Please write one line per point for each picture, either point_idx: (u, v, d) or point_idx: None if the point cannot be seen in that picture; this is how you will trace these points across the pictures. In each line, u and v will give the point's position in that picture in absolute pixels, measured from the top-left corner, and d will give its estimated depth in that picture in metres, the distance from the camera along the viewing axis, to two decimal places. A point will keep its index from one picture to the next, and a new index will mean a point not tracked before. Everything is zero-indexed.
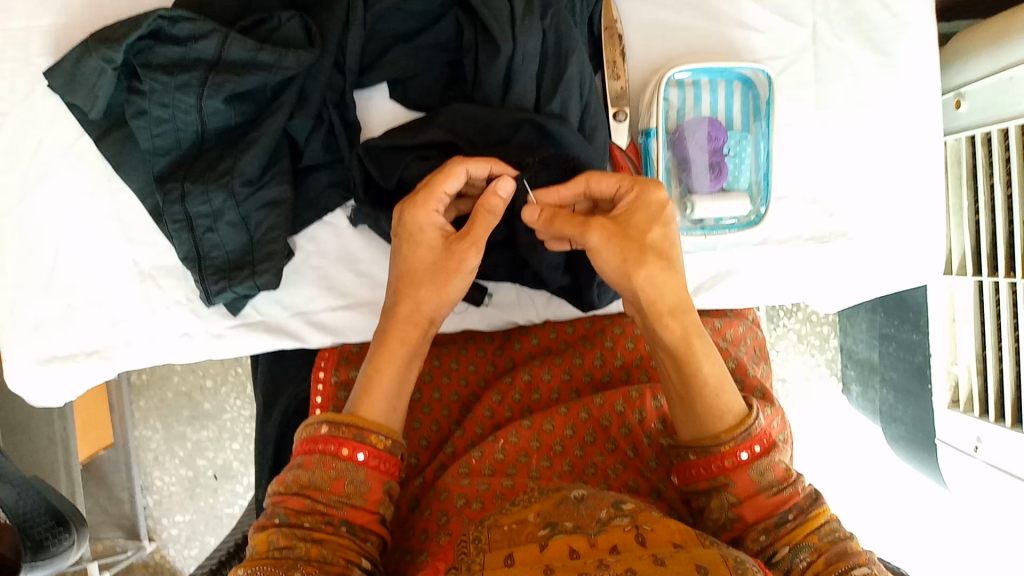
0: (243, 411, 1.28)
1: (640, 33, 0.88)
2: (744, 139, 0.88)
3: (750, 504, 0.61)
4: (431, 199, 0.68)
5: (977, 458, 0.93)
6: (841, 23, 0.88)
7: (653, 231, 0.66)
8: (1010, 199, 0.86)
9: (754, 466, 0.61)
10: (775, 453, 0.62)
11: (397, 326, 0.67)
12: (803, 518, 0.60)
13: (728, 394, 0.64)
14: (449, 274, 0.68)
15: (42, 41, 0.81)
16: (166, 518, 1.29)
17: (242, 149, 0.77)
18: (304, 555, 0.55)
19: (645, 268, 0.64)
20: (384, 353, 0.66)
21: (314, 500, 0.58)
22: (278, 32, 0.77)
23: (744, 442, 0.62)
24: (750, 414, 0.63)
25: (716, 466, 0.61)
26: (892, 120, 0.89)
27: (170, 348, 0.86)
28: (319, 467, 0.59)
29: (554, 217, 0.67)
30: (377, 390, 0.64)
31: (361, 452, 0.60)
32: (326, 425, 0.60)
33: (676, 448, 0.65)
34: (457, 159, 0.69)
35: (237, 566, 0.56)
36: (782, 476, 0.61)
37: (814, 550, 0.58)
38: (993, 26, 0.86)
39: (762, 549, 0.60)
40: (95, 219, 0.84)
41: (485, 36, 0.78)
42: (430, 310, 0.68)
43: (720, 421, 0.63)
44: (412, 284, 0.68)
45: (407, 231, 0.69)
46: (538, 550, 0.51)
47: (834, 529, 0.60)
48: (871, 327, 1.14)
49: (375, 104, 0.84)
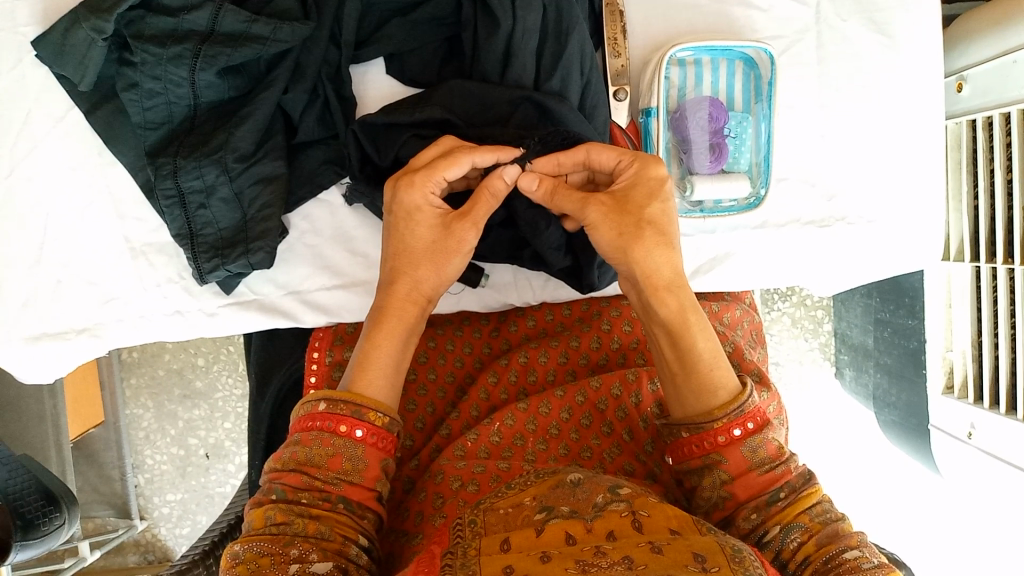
0: (235, 390, 1.27)
1: (641, 11, 0.87)
2: (744, 120, 0.87)
3: (742, 481, 0.60)
4: (429, 181, 0.66)
5: (971, 445, 0.94)
6: (845, 3, 0.87)
7: (652, 206, 0.65)
8: (1009, 184, 0.86)
9: (747, 443, 0.61)
10: (769, 430, 0.61)
11: (394, 305, 0.67)
12: (794, 498, 0.59)
13: (722, 368, 0.63)
14: (449, 253, 0.68)
15: (28, 9, 0.79)
16: (157, 497, 1.29)
17: (236, 124, 0.76)
18: (302, 531, 0.55)
19: (643, 244, 0.63)
20: (381, 328, 0.65)
21: (312, 476, 0.58)
22: (273, 4, 0.76)
23: (738, 419, 0.61)
24: (744, 390, 0.62)
25: (709, 443, 0.61)
26: (895, 103, 0.88)
27: (163, 327, 0.85)
28: (317, 444, 0.59)
29: (554, 191, 0.68)
30: (374, 367, 0.63)
31: (360, 429, 0.60)
32: (324, 403, 0.60)
33: (670, 427, 0.65)
34: (462, 148, 0.67)
35: (234, 541, 0.55)
36: (774, 454, 0.61)
37: (805, 531, 0.58)
38: (998, 9, 0.85)
39: (754, 529, 0.59)
40: (85, 194, 0.82)
41: (484, 11, 0.77)
42: (428, 289, 0.68)
43: (714, 397, 0.62)
44: (410, 262, 0.67)
45: (403, 210, 0.67)
46: (534, 535, 0.51)
47: (825, 510, 0.59)
48: (865, 312, 1.12)
49: (371, 80, 0.83)
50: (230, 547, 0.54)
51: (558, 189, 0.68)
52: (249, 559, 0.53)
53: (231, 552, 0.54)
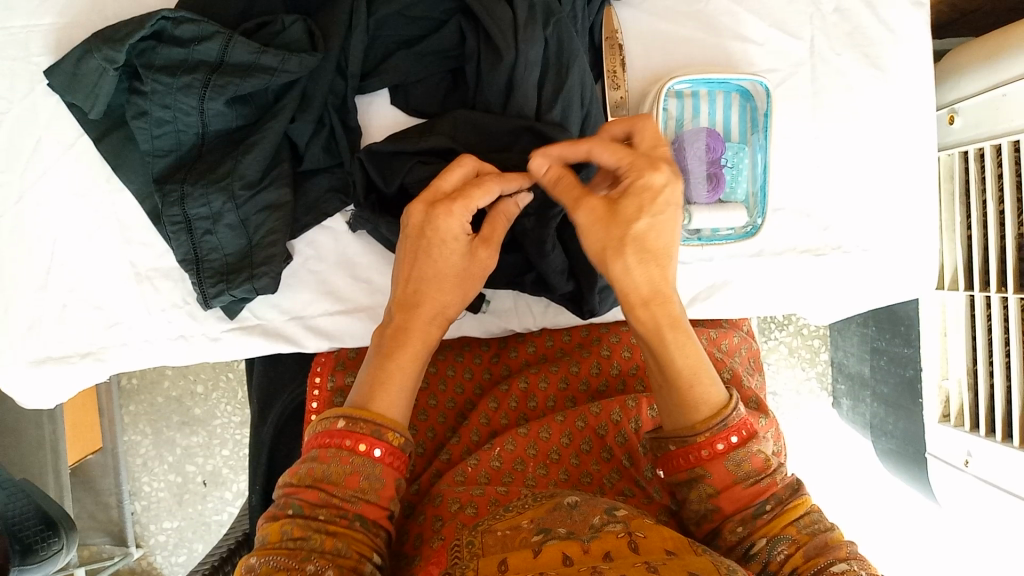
0: (233, 417, 1.27)
1: (640, 44, 0.89)
2: (741, 151, 0.89)
3: (727, 495, 0.60)
4: (466, 211, 0.67)
5: (967, 472, 0.94)
6: (838, 38, 0.90)
7: (641, 220, 0.61)
8: (1001, 214, 0.87)
9: (730, 457, 0.60)
10: (753, 443, 0.60)
11: (420, 327, 0.66)
12: (781, 509, 0.59)
13: (704, 384, 0.62)
14: (473, 279, 0.69)
15: (43, 40, 0.81)
16: (153, 524, 1.28)
17: (243, 151, 0.77)
18: (319, 547, 0.54)
19: (622, 259, 0.61)
20: (403, 350, 0.65)
21: (329, 494, 0.57)
22: (282, 35, 0.77)
23: (721, 433, 0.60)
24: (728, 405, 0.61)
25: (694, 457, 0.60)
26: (888, 135, 0.90)
27: (167, 351, 0.85)
28: (335, 462, 0.58)
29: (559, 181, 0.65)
30: (394, 387, 0.63)
31: (379, 449, 0.59)
32: (344, 420, 0.59)
33: (659, 440, 0.64)
34: (493, 177, 0.68)
35: (248, 554, 0.55)
36: (760, 466, 0.60)
37: (792, 543, 0.57)
38: (987, 44, 0.88)
39: (740, 541, 0.59)
40: (92, 219, 0.83)
41: (488, 44, 0.79)
42: (452, 313, 0.69)
43: (697, 412, 0.61)
44: (437, 287, 0.67)
45: (438, 237, 0.67)
46: (532, 556, 0.51)
47: (814, 520, 0.58)
48: (862, 341, 1.15)
49: (376, 109, 0.84)
50: (247, 559, 0.54)
51: (563, 180, 0.65)
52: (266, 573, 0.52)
53: (247, 564, 0.54)
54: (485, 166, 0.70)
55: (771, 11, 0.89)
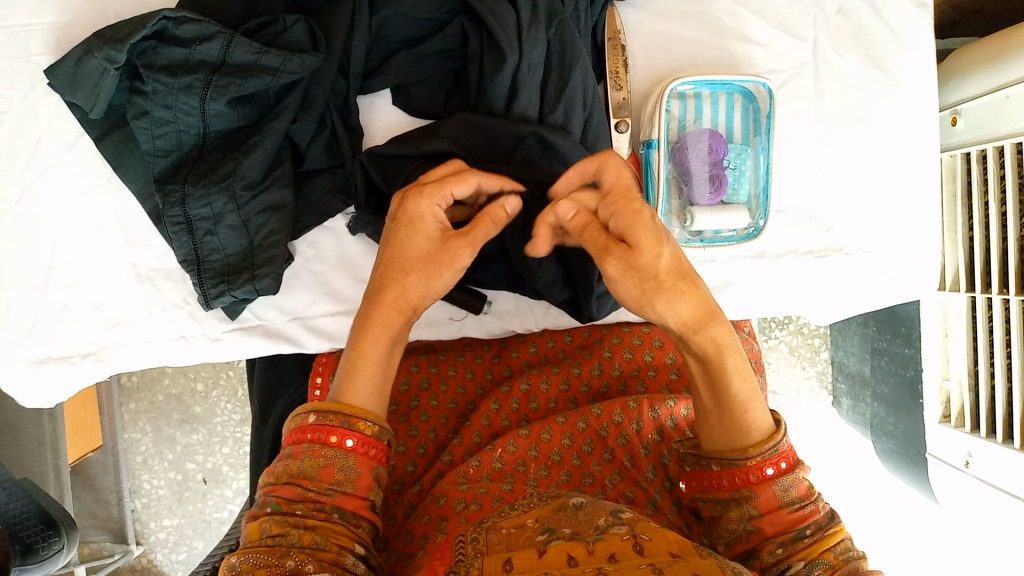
0: (234, 415, 1.27)
1: (642, 44, 0.89)
2: (744, 152, 0.88)
3: (770, 518, 0.59)
4: (436, 194, 0.67)
5: (968, 474, 0.94)
6: (841, 39, 0.89)
7: (664, 254, 0.60)
8: (1004, 216, 0.87)
9: (779, 482, 0.59)
10: (799, 471, 0.60)
11: (379, 312, 0.65)
12: (820, 535, 0.58)
13: (757, 410, 0.61)
14: (440, 266, 0.66)
15: (43, 39, 0.81)
16: (154, 522, 1.28)
17: (244, 152, 0.77)
18: (298, 542, 0.54)
19: (666, 294, 0.59)
20: (364, 339, 0.63)
21: (305, 488, 0.56)
22: (283, 35, 0.77)
23: (772, 458, 0.60)
24: (778, 430, 0.61)
25: (740, 479, 0.60)
26: (891, 133, 0.90)
27: (168, 351, 0.85)
28: (309, 456, 0.57)
29: (585, 227, 0.63)
30: (360, 378, 0.61)
31: (350, 439, 0.58)
32: (314, 414, 0.59)
33: (699, 458, 0.63)
34: (470, 169, 0.69)
35: (230, 554, 0.54)
36: (804, 493, 0.60)
37: (829, 568, 0.56)
38: (991, 45, 0.87)
39: (776, 563, 0.57)
40: (94, 220, 0.83)
41: (491, 44, 0.78)
42: (415, 298, 0.66)
43: (748, 436, 0.60)
44: (401, 269, 0.66)
45: (407, 217, 0.67)
46: (536, 555, 0.51)
47: (849, 548, 0.57)
48: (863, 340, 1.15)
49: (378, 110, 0.84)
50: (227, 559, 0.53)
51: (589, 226, 0.63)
52: (246, 570, 0.51)
53: (228, 564, 0.53)
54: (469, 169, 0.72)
55: (773, 12, 0.89)
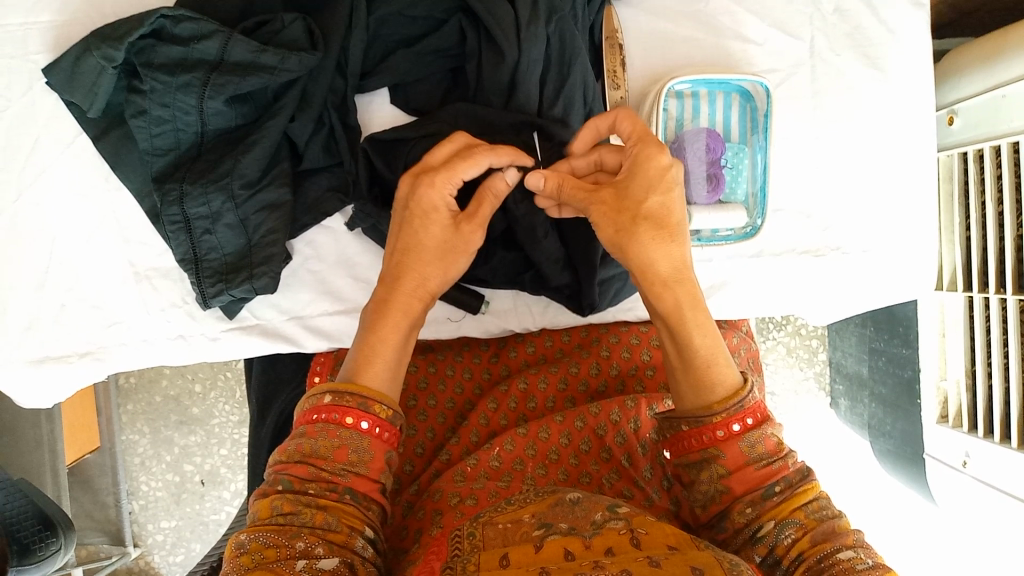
0: (231, 417, 1.26)
1: (640, 44, 0.89)
2: (741, 152, 0.88)
3: (738, 476, 0.58)
4: (446, 182, 0.67)
5: (966, 473, 0.94)
6: (839, 38, 0.90)
7: (651, 199, 0.64)
8: (1001, 216, 0.87)
9: (745, 438, 0.59)
10: (768, 426, 0.59)
11: (398, 297, 0.66)
12: (789, 493, 0.57)
13: (722, 365, 0.61)
14: (456, 254, 0.69)
15: (41, 38, 0.81)
16: (151, 524, 1.27)
17: (242, 151, 0.77)
18: (309, 522, 0.54)
19: (637, 240, 0.62)
20: (384, 323, 0.64)
21: (318, 468, 0.56)
22: (281, 34, 0.77)
23: (737, 415, 0.59)
24: (745, 386, 0.61)
25: (707, 438, 0.59)
26: (888, 132, 0.90)
27: (166, 351, 0.85)
28: (323, 435, 0.57)
29: (560, 185, 0.67)
30: (378, 361, 0.62)
31: (366, 421, 0.58)
32: (329, 395, 0.58)
33: (670, 420, 0.62)
34: (480, 149, 0.68)
35: (239, 531, 0.54)
36: (773, 449, 0.59)
37: (800, 527, 0.55)
38: (989, 44, 0.88)
39: (748, 523, 0.57)
40: (91, 220, 0.83)
41: (489, 42, 0.79)
42: (434, 287, 0.68)
43: (711, 393, 0.60)
44: (418, 259, 0.67)
45: (420, 209, 0.67)
46: (533, 551, 0.51)
47: (822, 506, 0.57)
48: (860, 341, 1.15)
49: (376, 108, 0.84)
50: (236, 536, 0.53)
51: (566, 183, 0.67)
52: (256, 549, 0.52)
53: (236, 541, 0.53)
54: (480, 141, 0.70)
55: (771, 11, 0.89)
